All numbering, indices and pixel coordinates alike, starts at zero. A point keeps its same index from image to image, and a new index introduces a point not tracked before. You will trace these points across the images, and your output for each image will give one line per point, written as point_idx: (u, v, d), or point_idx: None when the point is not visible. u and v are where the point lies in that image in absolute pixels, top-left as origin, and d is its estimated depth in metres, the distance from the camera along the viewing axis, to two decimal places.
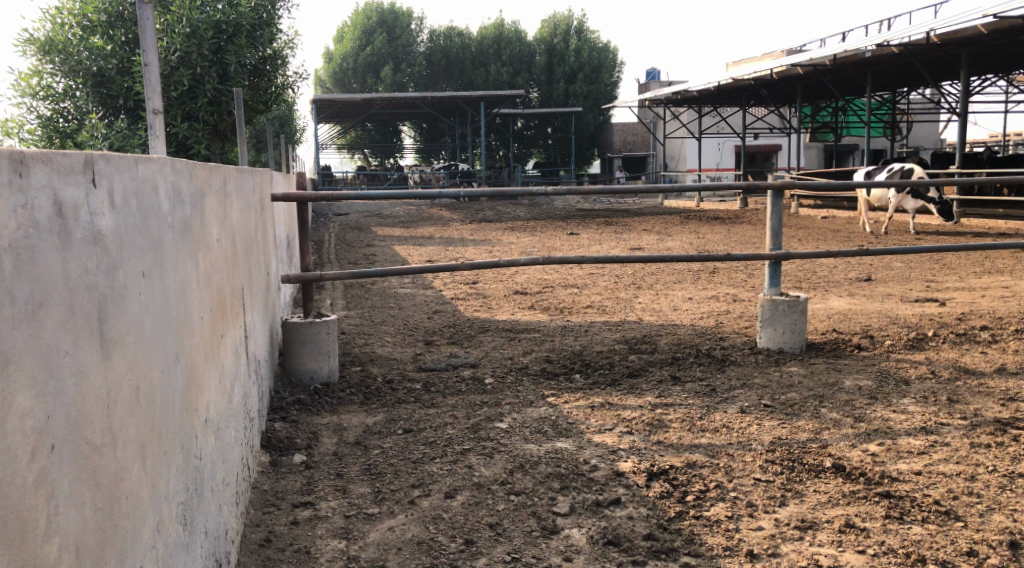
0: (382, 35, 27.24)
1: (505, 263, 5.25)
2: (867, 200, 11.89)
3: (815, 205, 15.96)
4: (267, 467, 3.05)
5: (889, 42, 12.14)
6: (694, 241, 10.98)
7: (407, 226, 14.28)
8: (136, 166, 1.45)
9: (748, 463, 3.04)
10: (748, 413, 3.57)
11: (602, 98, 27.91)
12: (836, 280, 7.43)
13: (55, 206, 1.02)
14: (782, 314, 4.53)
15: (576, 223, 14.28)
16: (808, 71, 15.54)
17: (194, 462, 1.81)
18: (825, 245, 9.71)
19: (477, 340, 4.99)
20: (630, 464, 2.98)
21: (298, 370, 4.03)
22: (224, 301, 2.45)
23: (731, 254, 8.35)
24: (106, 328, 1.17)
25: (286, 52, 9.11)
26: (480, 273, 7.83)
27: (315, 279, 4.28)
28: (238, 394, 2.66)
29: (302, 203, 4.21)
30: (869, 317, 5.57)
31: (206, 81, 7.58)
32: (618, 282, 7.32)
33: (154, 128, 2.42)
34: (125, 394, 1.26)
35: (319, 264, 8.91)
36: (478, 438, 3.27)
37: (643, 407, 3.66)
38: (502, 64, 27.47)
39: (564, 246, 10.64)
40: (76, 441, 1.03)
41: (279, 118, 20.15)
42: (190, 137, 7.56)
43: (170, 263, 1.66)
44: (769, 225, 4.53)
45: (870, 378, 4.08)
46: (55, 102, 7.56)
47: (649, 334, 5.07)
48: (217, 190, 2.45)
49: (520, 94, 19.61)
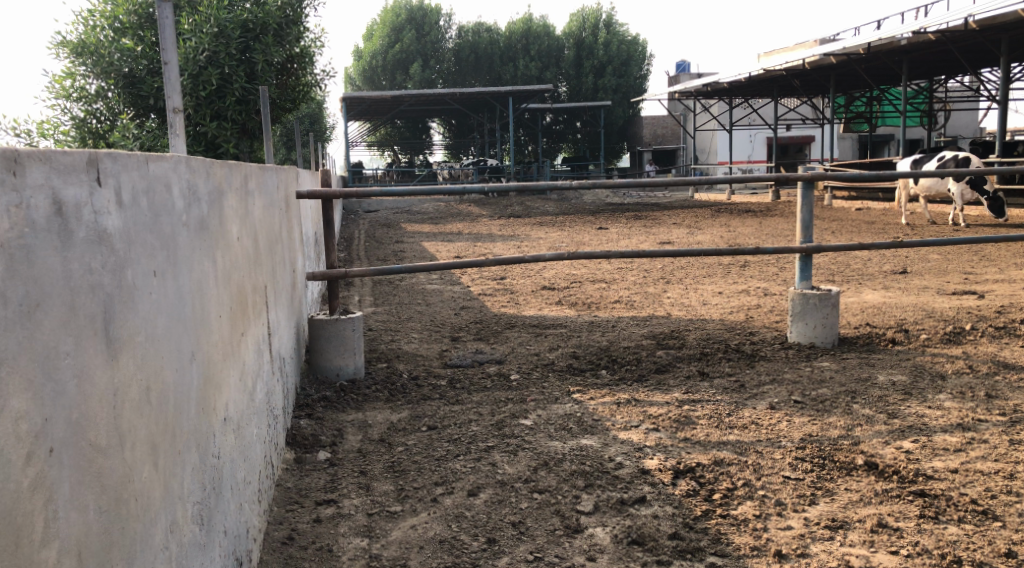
0: (411, 32, 27.31)
1: (531, 259, 5.21)
2: (910, 190, 11.56)
3: (850, 196, 15.69)
4: (292, 464, 3.05)
5: (925, 28, 11.89)
6: (725, 234, 10.86)
7: (435, 222, 14.29)
8: (147, 164, 1.44)
9: (777, 460, 2.98)
10: (778, 409, 3.51)
11: (631, 91, 27.73)
12: (870, 273, 7.29)
13: (54, 206, 1.00)
14: (813, 308, 4.45)
15: (605, 218, 14.21)
16: (842, 61, 15.28)
17: (212, 462, 1.80)
18: (859, 238, 9.54)
19: (503, 336, 4.97)
20: (656, 462, 2.94)
21: (325, 367, 4.03)
22: (245, 298, 2.44)
23: (763, 247, 8.24)
24: (113, 328, 1.16)
25: (313, 50, 9.15)
26: (508, 269, 7.80)
27: (341, 275, 4.27)
28: (261, 391, 2.65)
29: (328, 200, 4.20)
30: (904, 310, 5.45)
31: (234, 81, 7.66)
32: (647, 276, 7.25)
33: (174, 126, 2.41)
34: (134, 394, 1.25)
35: (348, 261, 8.95)
36: (503, 435, 3.24)
37: (670, 403, 3.61)
38: (530, 58, 27.39)
39: (592, 241, 10.58)
40: (78, 444, 1.01)
41: (308, 117, 20.27)
42: (219, 136, 7.63)
43: (185, 261, 1.65)
44: (799, 217, 4.45)
45: (905, 372, 3.99)
46: (88, 104, 7.68)
47: (678, 329, 5.01)
48: (237, 188, 2.45)
49: (549, 88, 19.53)
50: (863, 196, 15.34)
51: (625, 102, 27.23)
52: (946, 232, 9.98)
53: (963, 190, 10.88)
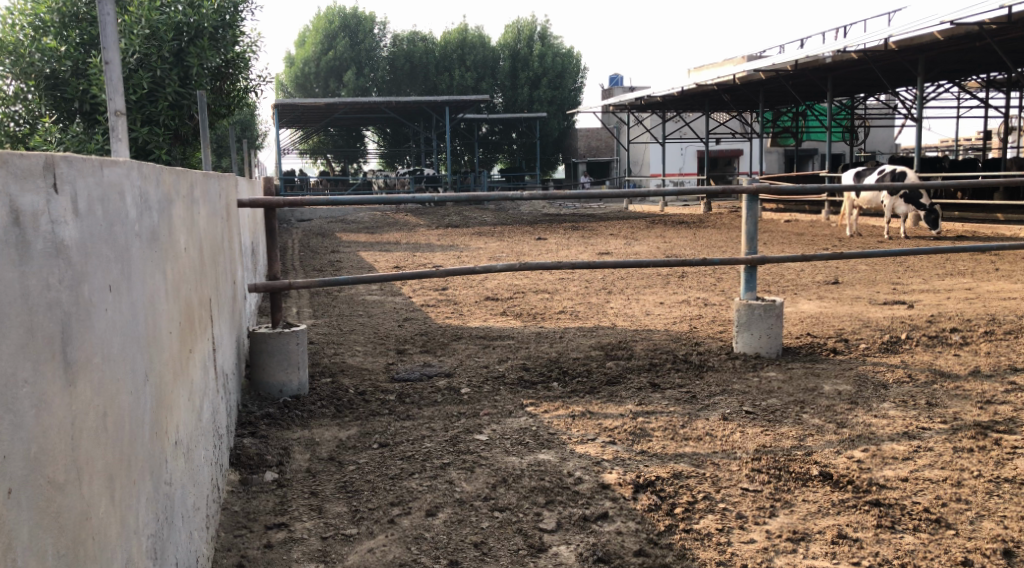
0: (344, 39, 27.01)
1: (480, 270, 5.13)
2: (855, 202, 11.76)
3: (778, 208, 16.11)
4: (237, 486, 2.91)
5: (849, 48, 12.27)
6: (662, 245, 11.00)
7: (373, 232, 14.09)
8: (102, 170, 1.33)
9: (734, 472, 2.97)
10: (730, 420, 3.51)
11: (565, 103, 27.94)
12: (804, 284, 7.46)
13: (11, 214, 0.90)
14: (759, 318, 4.49)
15: (542, 228, 14.25)
16: (771, 77, 15.68)
17: (165, 490, 1.68)
18: (792, 251, 9.76)
19: (450, 348, 4.89)
20: (615, 476, 2.90)
21: (268, 383, 3.88)
22: (192, 313, 2.31)
23: (701, 257, 8.36)
24: (70, 350, 1.05)
25: (249, 55, 8.88)
26: (449, 279, 7.70)
27: (284, 287, 4.11)
28: (207, 411, 2.51)
29: (270, 209, 4.04)
30: (841, 320, 5.56)
31: (166, 84, 7.43)
32: (589, 287, 7.25)
33: (115, 131, 2.28)
34: (91, 422, 1.14)
35: (283, 271, 8.72)
36: (458, 451, 3.16)
37: (625, 415, 3.58)
38: (465, 68, 27.38)
39: (533, 251, 10.57)
40: (36, 481, 0.91)
41: (239, 124, 19.83)
42: (151, 141, 7.39)
43: (138, 274, 1.54)
44: (744, 229, 4.49)
45: (849, 382, 4.05)
46: (6, 106, 7.35)
47: (625, 340, 5.00)
48: (184, 196, 2.33)
49: (484, 99, 19.53)
50: (790, 209, 15.77)
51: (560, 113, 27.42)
52: (871, 245, 10.29)
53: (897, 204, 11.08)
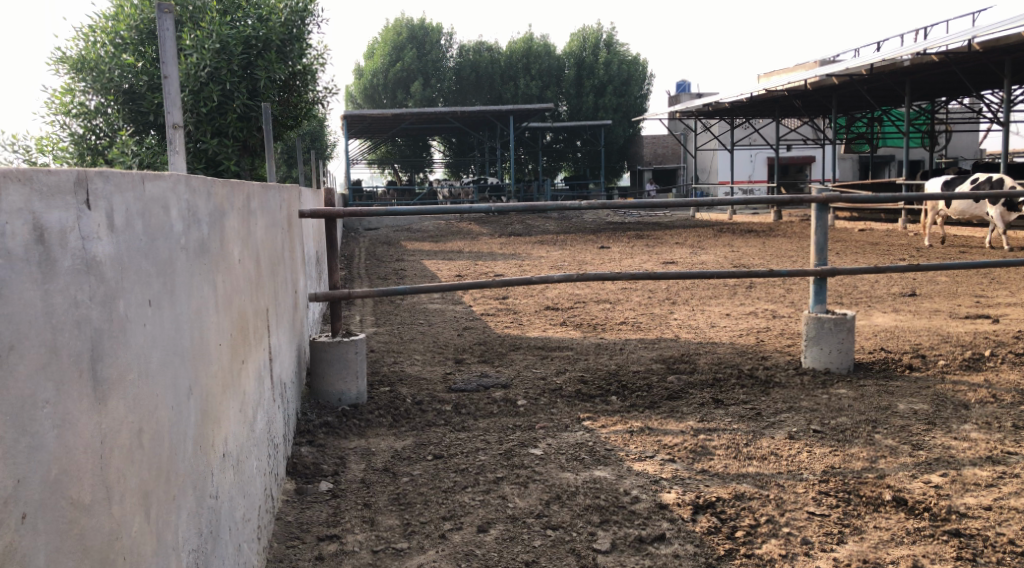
0: (412, 50, 27.34)
1: (539, 279, 5.07)
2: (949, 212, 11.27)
3: (852, 216, 15.62)
4: (292, 495, 2.92)
5: (929, 50, 11.83)
6: (729, 254, 10.76)
7: (436, 240, 14.19)
8: (143, 184, 1.32)
9: (800, 495, 2.84)
10: (797, 439, 3.37)
11: (632, 111, 27.71)
12: (880, 296, 7.19)
13: (35, 232, 0.88)
14: (828, 333, 4.32)
15: (606, 237, 14.12)
16: (845, 82, 15.24)
17: (210, 503, 1.67)
18: (865, 261, 9.43)
19: (508, 359, 4.84)
20: (674, 496, 2.80)
21: (327, 391, 3.90)
22: (246, 323, 2.32)
23: (770, 267, 8.14)
24: (101, 367, 1.04)
25: (316, 67, 9.04)
26: (511, 289, 7.66)
27: (344, 296, 4.13)
28: (261, 421, 2.52)
29: (331, 219, 4.06)
30: (919, 335, 5.32)
31: (235, 97, 7.63)
32: (653, 297, 7.13)
33: (173, 144, 2.31)
34: (125, 440, 1.12)
35: (348, 280, 8.83)
36: (512, 465, 3.11)
37: (685, 432, 3.48)
38: (531, 77, 27.41)
39: (595, 260, 10.47)
40: (56, 504, 0.89)
41: (309, 135, 20.25)
42: (221, 153, 7.60)
43: (183, 288, 1.54)
44: (813, 240, 4.34)
45: (926, 401, 3.85)
46: (87, 120, 7.62)
47: (688, 353, 4.88)
48: (240, 208, 2.34)
49: (549, 107, 19.51)
50: (865, 217, 15.28)
51: (626, 121, 27.23)
52: (953, 255, 9.86)
53: (1003, 214, 10.58)
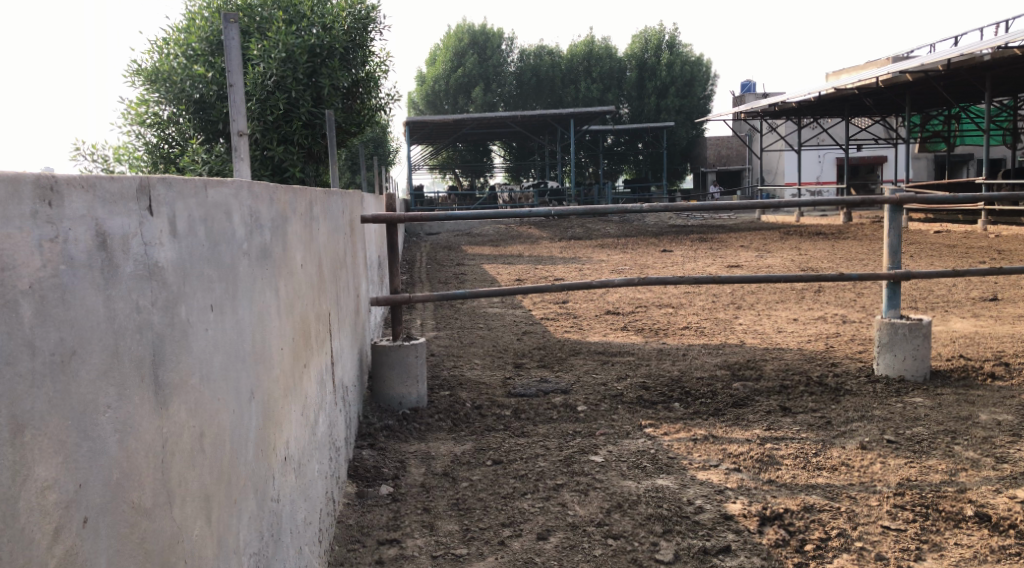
0: (473, 55, 27.51)
1: (601, 283, 5.01)
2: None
3: (927, 218, 15.10)
4: (353, 498, 2.93)
5: (1010, 44, 11.34)
6: (796, 257, 10.52)
7: (497, 244, 14.24)
8: (206, 190, 1.33)
9: (874, 508, 2.73)
10: (869, 450, 3.25)
11: (695, 113, 27.36)
12: (957, 300, 6.91)
13: (97, 238, 0.89)
14: (903, 339, 4.16)
15: (669, 240, 13.96)
16: (918, 79, 14.74)
17: (272, 506, 1.68)
18: (941, 264, 9.09)
19: (569, 364, 4.81)
20: (740, 507, 2.73)
21: (388, 395, 3.92)
22: (308, 328, 2.34)
23: (839, 270, 7.91)
24: (162, 371, 1.04)
25: (379, 74, 9.14)
26: (571, 293, 7.61)
27: (404, 300, 4.14)
28: (323, 424, 2.53)
29: (392, 224, 4.08)
30: (1000, 341, 5.09)
31: (301, 105, 7.79)
32: (716, 302, 7.00)
33: (239, 151, 2.34)
34: (186, 444, 1.13)
35: (409, 284, 8.92)
36: (573, 472, 3.07)
37: (751, 441, 3.39)
38: (592, 80, 27.29)
39: (657, 264, 10.35)
40: (117, 508, 0.89)
41: (373, 141, 20.57)
42: (286, 159, 7.77)
43: (246, 293, 1.56)
44: (886, 242, 4.18)
45: (1010, 412, 3.67)
46: (161, 129, 7.89)
47: (753, 359, 4.77)
48: (303, 213, 2.37)
49: (611, 111, 19.39)
50: (940, 219, 14.76)
51: (689, 122, 26.91)
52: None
53: None
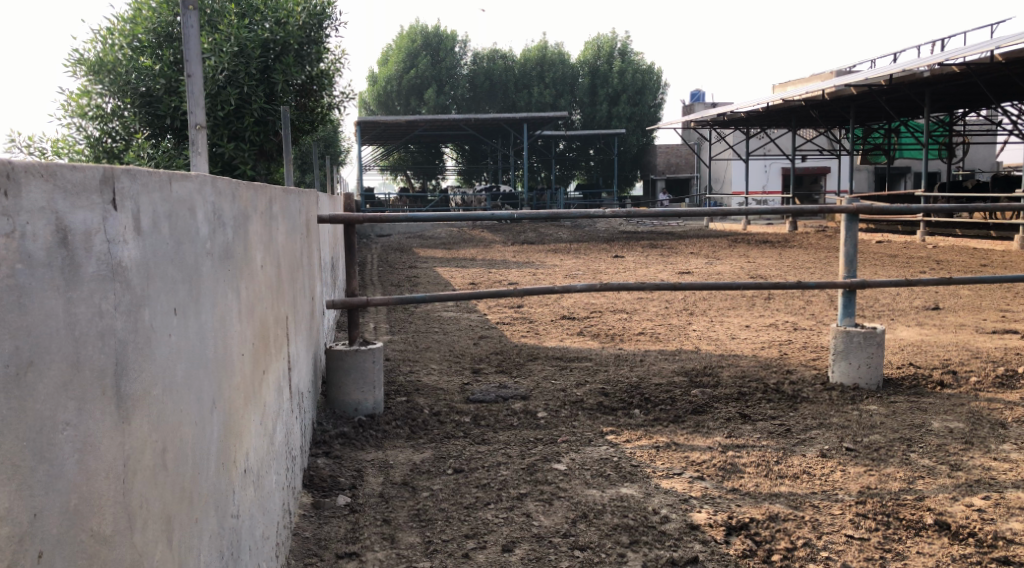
0: (426, 57, 27.34)
1: (559, 288, 4.96)
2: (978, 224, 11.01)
3: (869, 228, 15.46)
4: (309, 509, 2.82)
5: (951, 61, 11.66)
6: (745, 265, 10.66)
7: (449, 247, 14.14)
8: (170, 185, 1.24)
9: (837, 516, 2.73)
10: (829, 458, 3.26)
11: (646, 120, 27.64)
12: (902, 309, 7.06)
13: (59, 233, 0.79)
14: (857, 347, 4.20)
15: (620, 246, 14.04)
16: (863, 93, 15.08)
17: (231, 523, 1.59)
18: (887, 273, 9.29)
19: (526, 369, 4.75)
20: (705, 516, 2.70)
21: (343, 401, 3.81)
22: (268, 332, 2.24)
23: (789, 278, 8.02)
24: (124, 382, 0.95)
25: (333, 73, 8.98)
26: (525, 297, 7.56)
27: (361, 304, 4.03)
28: (281, 433, 2.43)
29: (350, 225, 3.97)
30: (947, 350, 5.19)
31: (253, 101, 7.60)
32: (670, 307, 7.02)
33: (197, 146, 2.25)
34: (147, 461, 1.03)
35: (361, 286, 8.78)
36: (535, 481, 3.01)
37: (713, 449, 3.37)
38: (545, 86, 27.36)
39: (609, 269, 10.37)
40: (75, 536, 0.79)
41: (324, 141, 20.26)
42: (236, 157, 7.58)
43: (209, 296, 1.46)
44: (842, 251, 4.22)
45: (962, 420, 3.72)
46: (104, 123, 7.58)
47: (710, 366, 4.77)
48: (263, 212, 2.27)
49: (563, 116, 19.42)
50: (882, 229, 15.14)
51: (639, 129, 27.19)
52: (974, 268, 9.70)
53: None
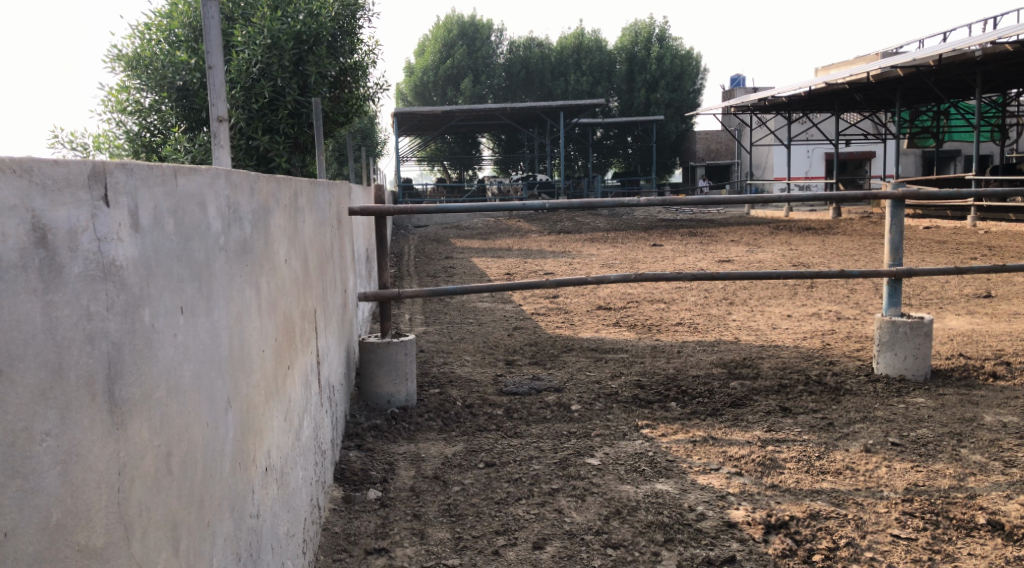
0: (462, 47, 27.29)
1: (595, 279, 4.88)
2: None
3: (917, 214, 15.06)
4: (340, 503, 2.80)
5: (1002, 40, 11.29)
6: (787, 253, 10.45)
7: (485, 238, 14.12)
8: (175, 178, 1.20)
9: (882, 515, 2.63)
10: (874, 453, 3.15)
11: (684, 107, 27.30)
12: (952, 297, 6.84)
13: (37, 233, 0.76)
14: (904, 338, 4.06)
15: (659, 234, 13.88)
16: (910, 75, 14.67)
17: (250, 523, 1.56)
18: (936, 260, 9.03)
19: (561, 360, 4.69)
20: (743, 514, 2.62)
21: (375, 393, 3.78)
22: (292, 327, 2.21)
23: (832, 267, 7.82)
24: (120, 387, 0.91)
25: (367, 64, 8.97)
26: (562, 288, 7.48)
27: (393, 295, 4.00)
28: (308, 428, 2.41)
29: (381, 216, 3.93)
30: (999, 340, 5.00)
31: (287, 93, 7.63)
32: (709, 297, 6.90)
33: (218, 137, 2.24)
34: (149, 468, 0.99)
35: (397, 277, 8.79)
36: (568, 476, 2.95)
37: (752, 443, 3.28)
38: (582, 73, 27.14)
39: (647, 258, 10.26)
40: (59, 552, 0.76)
41: (360, 132, 20.37)
42: (271, 150, 7.64)
43: (222, 292, 1.42)
44: (888, 239, 4.08)
45: (1016, 414, 3.56)
46: (143, 117, 7.68)
47: (750, 357, 4.65)
48: (287, 206, 2.24)
49: (601, 104, 19.24)
50: (930, 214, 14.75)
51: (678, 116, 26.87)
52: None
53: None
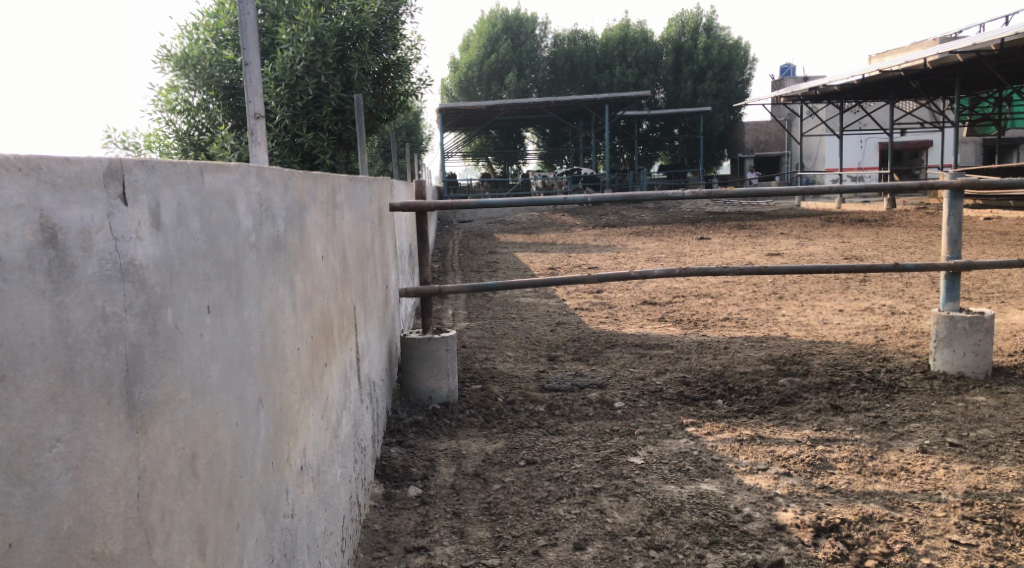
0: (507, 41, 27.26)
1: (639, 274, 4.80)
2: None
3: (976, 204, 14.58)
4: (380, 500, 2.78)
5: None
6: (839, 245, 10.21)
7: (530, 232, 14.07)
8: (202, 176, 1.18)
9: (939, 519, 2.52)
10: (930, 453, 3.03)
11: (732, 97, 26.90)
12: (1014, 290, 6.60)
13: (46, 232, 0.75)
14: (962, 333, 3.91)
15: (706, 228, 13.68)
16: (969, 60, 14.21)
17: (284, 524, 1.54)
18: (999, 252, 8.72)
19: (605, 356, 4.63)
20: (792, 516, 2.53)
21: (417, 389, 3.77)
22: (330, 325, 2.19)
23: (886, 260, 7.60)
24: (140, 390, 0.89)
25: (410, 59, 8.99)
26: (606, 283, 7.40)
27: (435, 291, 3.98)
28: (347, 425, 2.40)
29: (422, 212, 3.92)
30: None
31: (330, 90, 7.69)
32: (757, 291, 6.76)
33: (255, 134, 2.27)
34: (173, 471, 0.98)
35: (441, 272, 8.79)
36: (610, 475, 2.90)
37: (801, 442, 3.18)
38: (627, 65, 26.91)
39: (693, 252, 10.11)
40: (70, 562, 0.75)
41: (405, 128, 20.50)
42: (316, 146, 7.71)
43: (253, 291, 1.40)
44: (945, 231, 3.92)
45: None
46: (191, 116, 7.82)
47: (800, 353, 4.54)
48: (324, 202, 2.23)
49: (646, 96, 19.02)
50: (990, 204, 14.27)
51: (726, 107, 26.48)
52: None
53: None
